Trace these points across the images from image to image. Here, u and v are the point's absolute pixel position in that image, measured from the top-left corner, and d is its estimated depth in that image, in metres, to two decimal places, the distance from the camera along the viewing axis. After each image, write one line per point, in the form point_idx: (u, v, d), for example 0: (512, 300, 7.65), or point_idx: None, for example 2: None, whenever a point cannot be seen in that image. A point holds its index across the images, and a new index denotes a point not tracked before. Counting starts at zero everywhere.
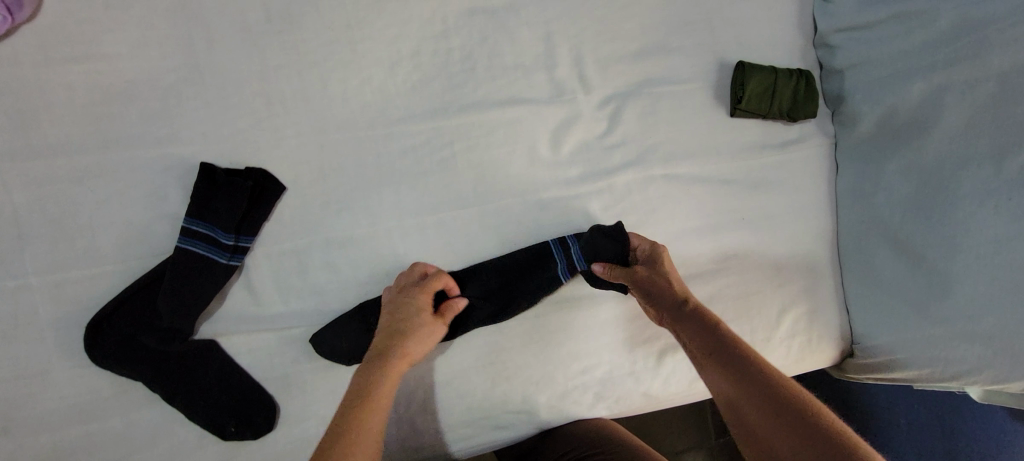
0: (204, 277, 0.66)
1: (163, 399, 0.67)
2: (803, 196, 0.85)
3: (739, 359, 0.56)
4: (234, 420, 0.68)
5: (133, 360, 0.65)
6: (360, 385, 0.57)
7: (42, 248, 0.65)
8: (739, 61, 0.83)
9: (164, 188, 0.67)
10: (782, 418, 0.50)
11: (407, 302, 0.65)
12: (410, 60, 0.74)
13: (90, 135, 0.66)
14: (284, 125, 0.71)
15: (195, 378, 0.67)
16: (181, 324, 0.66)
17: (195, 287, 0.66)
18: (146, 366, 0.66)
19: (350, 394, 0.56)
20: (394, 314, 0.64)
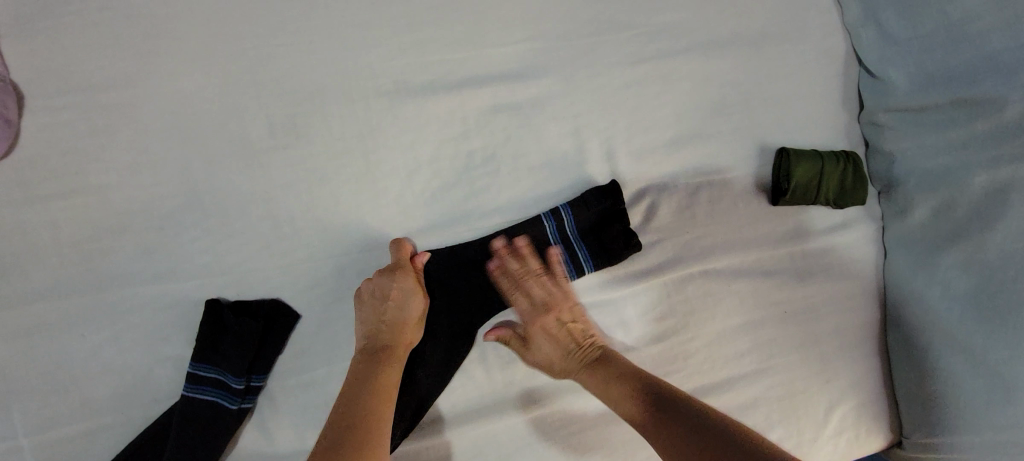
0: (215, 425, 0.61)
1: None
2: (850, 284, 0.80)
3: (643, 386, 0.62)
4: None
5: None
6: (370, 383, 0.60)
7: (32, 406, 0.58)
8: (781, 146, 0.77)
9: (166, 327, 0.61)
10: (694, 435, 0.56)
11: (398, 289, 0.64)
12: (429, 167, 0.68)
13: (81, 276, 0.59)
14: (294, 249, 0.64)
15: None
16: None
17: (206, 437, 0.60)
18: None
19: (360, 388, 0.59)
20: (380, 302, 0.64)
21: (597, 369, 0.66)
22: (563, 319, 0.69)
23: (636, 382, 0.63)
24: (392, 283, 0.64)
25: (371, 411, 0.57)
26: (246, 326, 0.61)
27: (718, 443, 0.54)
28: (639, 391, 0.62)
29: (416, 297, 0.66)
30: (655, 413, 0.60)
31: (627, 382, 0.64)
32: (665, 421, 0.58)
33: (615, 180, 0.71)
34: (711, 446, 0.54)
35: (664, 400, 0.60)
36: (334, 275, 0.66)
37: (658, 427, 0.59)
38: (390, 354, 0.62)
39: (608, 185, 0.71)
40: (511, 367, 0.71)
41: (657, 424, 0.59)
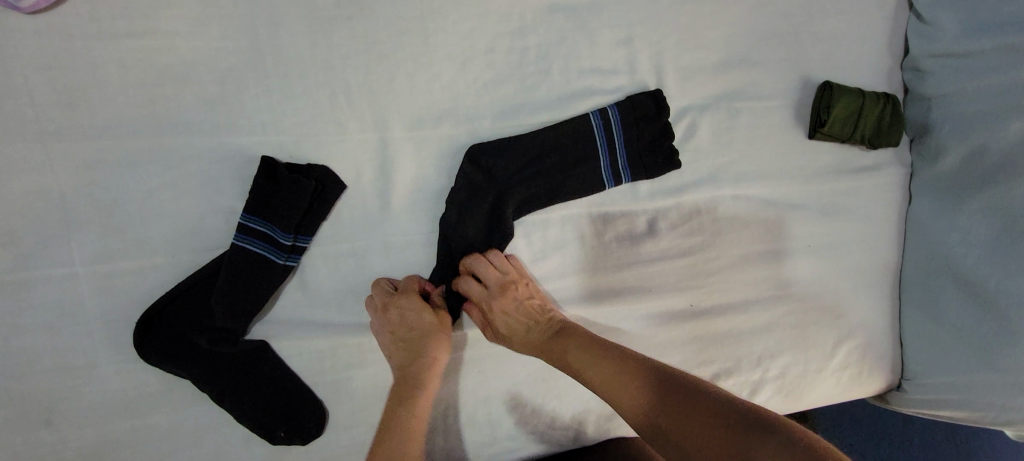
0: (261, 277, 0.63)
1: (211, 399, 0.64)
2: (872, 226, 0.82)
3: (649, 380, 0.60)
4: (280, 428, 0.66)
5: (183, 360, 0.63)
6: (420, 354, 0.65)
7: (89, 237, 0.61)
8: (825, 80, 0.78)
9: (220, 179, 0.63)
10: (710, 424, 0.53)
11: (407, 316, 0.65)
12: (484, 58, 0.69)
13: (143, 118, 0.61)
14: (348, 120, 0.66)
15: (245, 381, 0.65)
16: (235, 325, 0.63)
17: (252, 287, 0.63)
18: (196, 366, 0.63)
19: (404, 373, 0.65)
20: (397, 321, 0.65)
21: (564, 340, 0.66)
22: (521, 297, 0.68)
23: (639, 383, 0.60)
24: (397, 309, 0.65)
25: (406, 391, 0.64)
26: (299, 186, 0.63)
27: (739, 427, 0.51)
28: (649, 379, 0.60)
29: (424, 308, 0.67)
30: (665, 407, 0.57)
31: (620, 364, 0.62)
32: (679, 412, 0.55)
33: (659, 89, 0.73)
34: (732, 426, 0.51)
35: (668, 379, 0.59)
36: (383, 151, 0.68)
37: (674, 421, 0.55)
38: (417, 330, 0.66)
39: (653, 95, 0.73)
40: (541, 264, 0.74)
41: (669, 417, 0.56)
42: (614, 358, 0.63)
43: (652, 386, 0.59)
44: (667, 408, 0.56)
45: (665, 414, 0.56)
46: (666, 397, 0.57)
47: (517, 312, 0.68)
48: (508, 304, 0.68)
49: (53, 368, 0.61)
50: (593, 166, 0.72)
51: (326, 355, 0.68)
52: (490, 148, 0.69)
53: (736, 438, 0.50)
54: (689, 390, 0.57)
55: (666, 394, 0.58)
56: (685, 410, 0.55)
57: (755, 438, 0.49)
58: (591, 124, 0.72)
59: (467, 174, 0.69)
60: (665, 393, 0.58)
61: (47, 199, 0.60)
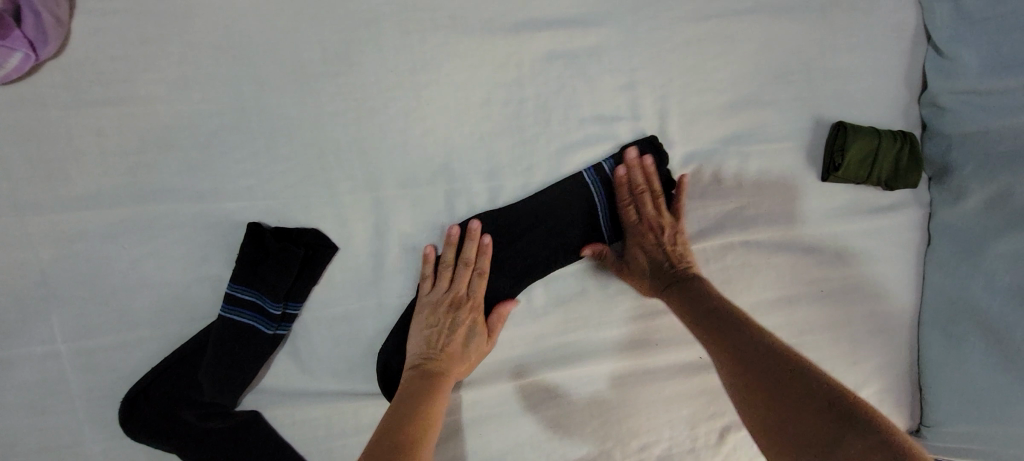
0: (251, 347, 0.61)
1: None
2: (890, 268, 0.79)
3: (740, 344, 0.58)
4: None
5: (172, 435, 0.60)
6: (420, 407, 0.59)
7: (71, 312, 0.59)
8: (839, 120, 0.74)
9: (206, 246, 0.61)
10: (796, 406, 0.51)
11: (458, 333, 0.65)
12: (480, 110, 0.66)
13: (124, 187, 0.59)
14: (338, 180, 0.63)
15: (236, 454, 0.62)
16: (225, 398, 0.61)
17: (242, 357, 0.61)
18: (183, 442, 0.60)
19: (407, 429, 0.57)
20: (440, 332, 0.64)
21: (682, 292, 0.66)
22: (663, 244, 0.69)
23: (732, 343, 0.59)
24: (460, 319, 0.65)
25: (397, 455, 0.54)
26: (287, 253, 0.60)
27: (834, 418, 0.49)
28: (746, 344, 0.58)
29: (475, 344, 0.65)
30: (752, 371, 0.56)
31: (715, 316, 0.62)
32: (763, 378, 0.55)
33: (653, 137, 0.70)
34: (820, 407, 0.50)
35: (762, 344, 0.57)
36: (376, 209, 0.65)
37: (761, 395, 0.54)
38: (446, 361, 0.64)
39: (648, 145, 0.70)
40: (544, 321, 0.71)
41: (752, 378, 0.56)
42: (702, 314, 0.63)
43: (742, 350, 0.58)
44: (757, 370, 0.56)
45: (751, 383, 0.56)
46: (757, 369, 0.56)
47: (647, 252, 0.69)
48: (647, 245, 0.69)
49: (35, 448, 0.59)
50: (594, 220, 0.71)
51: (321, 423, 0.65)
52: (486, 221, 0.67)
53: (820, 415, 0.50)
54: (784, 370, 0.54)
55: (755, 363, 0.56)
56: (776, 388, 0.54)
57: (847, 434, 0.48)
58: (585, 181, 0.69)
59: (461, 244, 0.67)
60: (756, 361, 0.56)
61: (26, 275, 0.58)
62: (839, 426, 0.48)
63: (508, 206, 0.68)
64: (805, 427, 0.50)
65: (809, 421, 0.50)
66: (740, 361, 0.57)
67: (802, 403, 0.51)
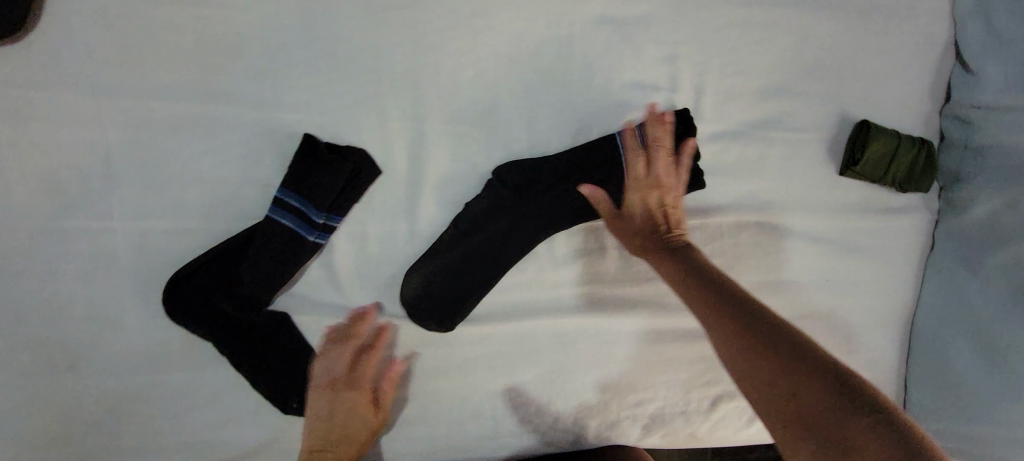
0: (290, 250, 0.65)
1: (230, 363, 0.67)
2: (891, 268, 0.83)
3: (723, 308, 0.57)
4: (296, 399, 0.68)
5: (207, 322, 0.65)
6: None
7: (129, 194, 0.63)
8: (863, 119, 0.78)
9: (260, 152, 0.65)
10: (787, 366, 0.50)
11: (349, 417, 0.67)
12: (529, 61, 0.70)
13: (193, 85, 0.63)
14: (389, 107, 0.67)
15: (262, 349, 0.67)
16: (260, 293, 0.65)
17: (281, 258, 0.65)
18: (219, 329, 0.65)
19: None
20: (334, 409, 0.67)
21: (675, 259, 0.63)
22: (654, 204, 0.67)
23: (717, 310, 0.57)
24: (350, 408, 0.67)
25: None
26: (336, 167, 0.64)
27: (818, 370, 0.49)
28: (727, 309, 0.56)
29: (370, 417, 0.68)
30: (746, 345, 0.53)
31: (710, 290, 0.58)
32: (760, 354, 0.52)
33: (687, 109, 0.72)
34: (819, 383, 0.48)
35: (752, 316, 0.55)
36: (420, 141, 0.69)
37: (752, 364, 0.52)
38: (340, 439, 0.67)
39: (681, 117, 0.72)
40: (562, 271, 0.75)
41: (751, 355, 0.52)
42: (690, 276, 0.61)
43: (728, 312, 0.56)
44: (750, 343, 0.53)
45: (741, 348, 0.53)
46: (742, 331, 0.54)
47: (636, 215, 0.68)
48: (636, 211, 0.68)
49: (80, 317, 0.63)
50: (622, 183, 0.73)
51: (344, 334, 0.69)
52: (521, 165, 0.71)
53: (820, 394, 0.48)
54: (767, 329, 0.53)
55: (742, 325, 0.54)
56: (762, 349, 0.52)
57: (846, 401, 0.47)
58: (619, 143, 0.72)
59: (496, 186, 0.71)
60: (740, 322, 0.55)
61: (93, 154, 0.62)
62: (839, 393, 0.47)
63: (543, 156, 0.72)
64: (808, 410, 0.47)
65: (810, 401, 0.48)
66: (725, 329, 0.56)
67: (790, 362, 0.50)
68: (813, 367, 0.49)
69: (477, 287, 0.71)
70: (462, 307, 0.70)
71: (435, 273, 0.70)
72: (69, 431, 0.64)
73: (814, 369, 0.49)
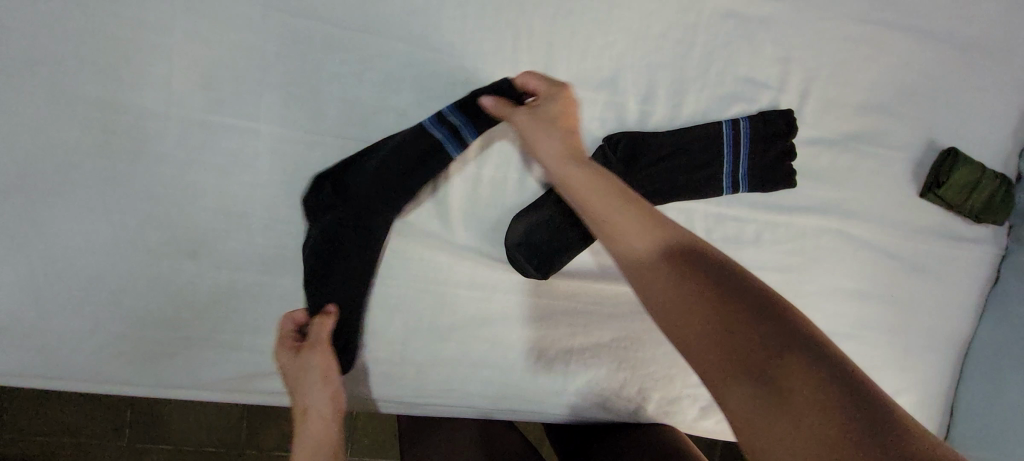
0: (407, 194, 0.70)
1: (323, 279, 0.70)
2: (955, 293, 0.86)
3: (720, 322, 0.47)
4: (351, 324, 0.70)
5: (319, 233, 0.69)
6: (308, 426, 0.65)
7: (278, 101, 0.67)
8: (950, 147, 0.82)
9: (401, 83, 0.69)
10: (801, 384, 0.43)
11: (303, 389, 0.65)
12: (655, 41, 0.75)
13: (353, 10, 0.67)
14: (522, 61, 0.72)
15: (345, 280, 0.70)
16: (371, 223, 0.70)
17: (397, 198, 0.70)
18: (324, 244, 0.69)
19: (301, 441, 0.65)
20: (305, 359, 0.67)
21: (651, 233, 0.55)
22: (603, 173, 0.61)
23: (722, 333, 0.47)
24: (298, 380, 0.65)
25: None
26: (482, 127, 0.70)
27: (843, 401, 0.42)
28: (727, 307, 0.48)
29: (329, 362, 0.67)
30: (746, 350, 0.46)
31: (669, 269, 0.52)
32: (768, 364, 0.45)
33: (789, 110, 0.78)
34: (830, 395, 0.42)
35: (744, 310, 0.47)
36: None
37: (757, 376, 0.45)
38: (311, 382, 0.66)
39: (781, 116, 0.78)
40: None
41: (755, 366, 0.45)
42: (695, 279, 0.50)
43: (726, 309, 0.48)
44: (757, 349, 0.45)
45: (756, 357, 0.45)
46: (758, 356, 0.45)
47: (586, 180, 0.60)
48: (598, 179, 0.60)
49: (212, 208, 0.67)
50: (719, 168, 0.78)
51: (444, 267, 0.73)
52: (631, 137, 0.75)
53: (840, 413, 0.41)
54: (796, 345, 0.45)
55: (736, 319, 0.47)
56: (780, 385, 0.44)
57: (857, 418, 0.41)
58: (723, 131, 0.77)
59: (606, 152, 0.75)
60: (752, 332, 0.46)
61: (252, 59, 0.66)
62: (848, 407, 0.42)
63: (652, 132, 0.76)
64: (821, 430, 0.41)
65: (829, 418, 0.42)
66: (737, 353, 0.46)
67: (805, 396, 0.43)
68: (840, 391, 0.43)
69: (576, 241, 0.74)
70: (560, 258, 0.74)
71: (539, 223, 0.73)
72: (182, 314, 0.68)
73: (836, 387, 0.43)
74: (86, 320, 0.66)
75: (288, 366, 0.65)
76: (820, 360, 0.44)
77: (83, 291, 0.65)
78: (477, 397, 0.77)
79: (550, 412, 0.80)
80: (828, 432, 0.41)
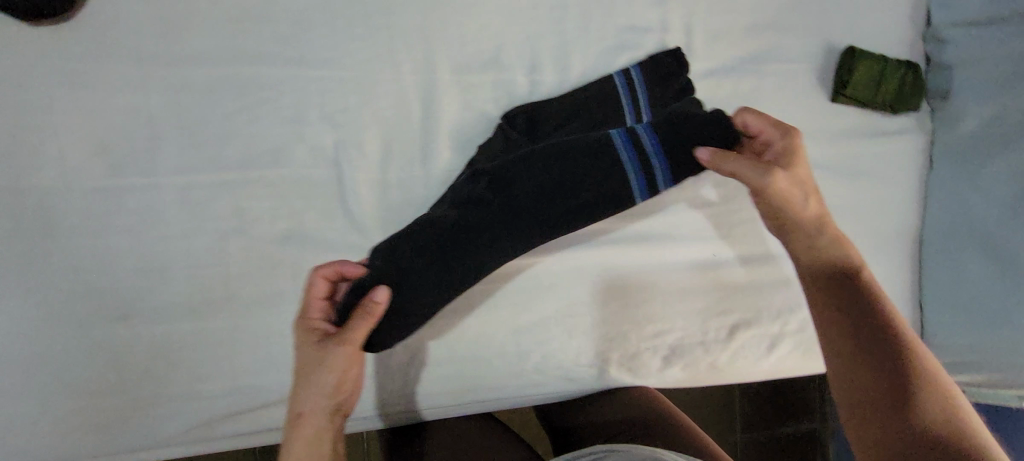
0: (481, 247, 0.59)
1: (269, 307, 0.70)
2: (891, 189, 0.86)
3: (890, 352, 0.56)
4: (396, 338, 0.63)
5: (394, 261, 0.59)
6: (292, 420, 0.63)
7: (171, 153, 0.68)
8: (848, 46, 0.82)
9: (287, 108, 0.70)
10: (882, 387, 0.55)
11: (307, 383, 0.62)
12: (528, 12, 0.76)
13: (223, 49, 0.69)
14: (402, 61, 0.73)
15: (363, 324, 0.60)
16: (434, 281, 0.59)
17: (470, 248, 0.59)
18: (402, 279, 0.59)
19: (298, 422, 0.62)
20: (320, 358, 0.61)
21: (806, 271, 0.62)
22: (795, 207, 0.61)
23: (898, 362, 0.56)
24: (309, 371, 0.61)
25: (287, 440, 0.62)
26: (602, 161, 0.62)
27: (898, 406, 0.54)
28: (854, 344, 0.57)
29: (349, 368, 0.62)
30: (854, 363, 0.57)
31: (842, 301, 0.59)
32: (857, 376, 0.57)
33: (677, 48, 0.78)
34: (881, 393, 0.55)
35: (879, 342, 0.57)
36: (432, 91, 0.74)
37: (855, 385, 0.57)
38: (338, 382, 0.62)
39: (670, 56, 0.78)
40: None
41: (856, 382, 0.57)
42: (842, 317, 0.58)
43: (856, 330, 0.57)
44: (871, 363, 0.56)
45: (881, 384, 0.55)
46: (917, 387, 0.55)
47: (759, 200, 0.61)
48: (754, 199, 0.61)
49: (132, 268, 0.68)
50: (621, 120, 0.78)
51: None
52: (526, 109, 0.76)
53: (887, 413, 0.54)
54: (881, 371, 0.56)
55: (860, 348, 0.57)
56: (904, 392, 0.55)
57: (896, 417, 0.54)
58: (615, 84, 0.78)
59: (504, 130, 0.75)
60: (872, 357, 0.56)
61: (137, 118, 0.67)
62: (897, 411, 0.54)
63: (546, 100, 0.77)
64: (875, 424, 0.55)
65: (884, 419, 0.54)
66: (870, 362, 0.56)
67: (884, 392, 0.55)
68: (895, 398, 0.55)
69: None
70: None
71: None
72: (128, 376, 0.69)
73: (889, 394, 0.55)
74: (35, 403, 0.67)
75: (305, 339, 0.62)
76: (892, 377, 0.55)
77: (24, 375, 0.66)
78: (437, 397, 0.77)
79: (512, 397, 0.80)
80: (880, 426, 0.54)
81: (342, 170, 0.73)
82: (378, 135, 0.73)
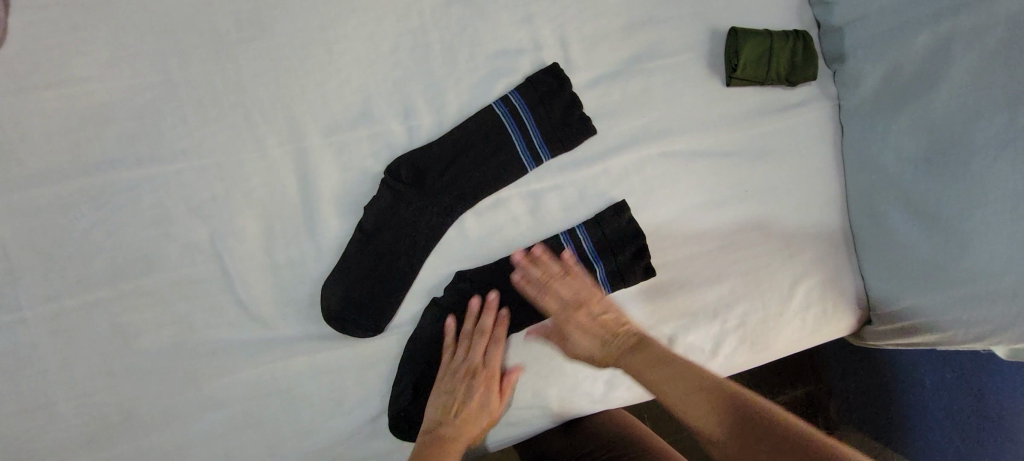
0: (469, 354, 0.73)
1: (213, 414, 0.67)
2: (808, 162, 0.82)
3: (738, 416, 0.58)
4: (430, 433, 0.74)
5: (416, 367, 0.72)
6: (439, 438, 0.67)
7: (34, 281, 0.64)
8: (731, 27, 0.80)
9: (152, 209, 0.67)
10: (759, 440, 0.54)
11: (474, 399, 0.70)
12: (390, 57, 0.72)
13: (67, 162, 0.65)
14: (265, 134, 0.69)
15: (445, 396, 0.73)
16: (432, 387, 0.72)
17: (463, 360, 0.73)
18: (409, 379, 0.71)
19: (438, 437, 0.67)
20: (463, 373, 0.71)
21: (664, 372, 0.66)
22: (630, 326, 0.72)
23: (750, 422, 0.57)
24: (469, 383, 0.70)
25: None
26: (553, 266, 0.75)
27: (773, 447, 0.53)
28: (717, 419, 0.59)
29: (494, 392, 0.71)
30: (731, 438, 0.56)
31: (692, 392, 0.63)
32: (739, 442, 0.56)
33: (557, 63, 0.75)
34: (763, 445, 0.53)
35: (733, 406, 0.59)
36: (304, 159, 0.70)
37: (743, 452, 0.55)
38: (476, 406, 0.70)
39: (551, 73, 0.75)
40: (478, 248, 0.75)
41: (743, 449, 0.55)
42: (703, 399, 0.61)
43: (710, 404, 0.60)
44: (739, 428, 0.56)
45: (751, 438, 0.55)
46: (767, 416, 0.56)
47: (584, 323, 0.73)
48: (583, 319, 0.73)
49: (14, 411, 0.63)
50: (512, 149, 0.75)
51: (277, 367, 0.68)
52: (408, 158, 0.72)
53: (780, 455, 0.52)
54: (743, 424, 0.56)
55: (724, 419, 0.58)
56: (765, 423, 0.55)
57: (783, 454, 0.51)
58: (498, 113, 0.74)
59: (390, 185, 0.71)
60: (734, 423, 0.57)
61: None
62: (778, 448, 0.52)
63: (428, 144, 0.73)
64: None
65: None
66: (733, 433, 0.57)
67: (763, 442, 0.54)
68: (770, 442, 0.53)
69: (400, 281, 0.72)
70: (388, 302, 0.72)
71: (352, 279, 0.70)
72: None
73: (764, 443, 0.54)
74: None
75: (486, 383, 0.70)
76: (758, 429, 0.55)
77: None
78: None
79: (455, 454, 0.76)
80: None
81: (223, 262, 0.68)
82: (254, 217, 0.69)
